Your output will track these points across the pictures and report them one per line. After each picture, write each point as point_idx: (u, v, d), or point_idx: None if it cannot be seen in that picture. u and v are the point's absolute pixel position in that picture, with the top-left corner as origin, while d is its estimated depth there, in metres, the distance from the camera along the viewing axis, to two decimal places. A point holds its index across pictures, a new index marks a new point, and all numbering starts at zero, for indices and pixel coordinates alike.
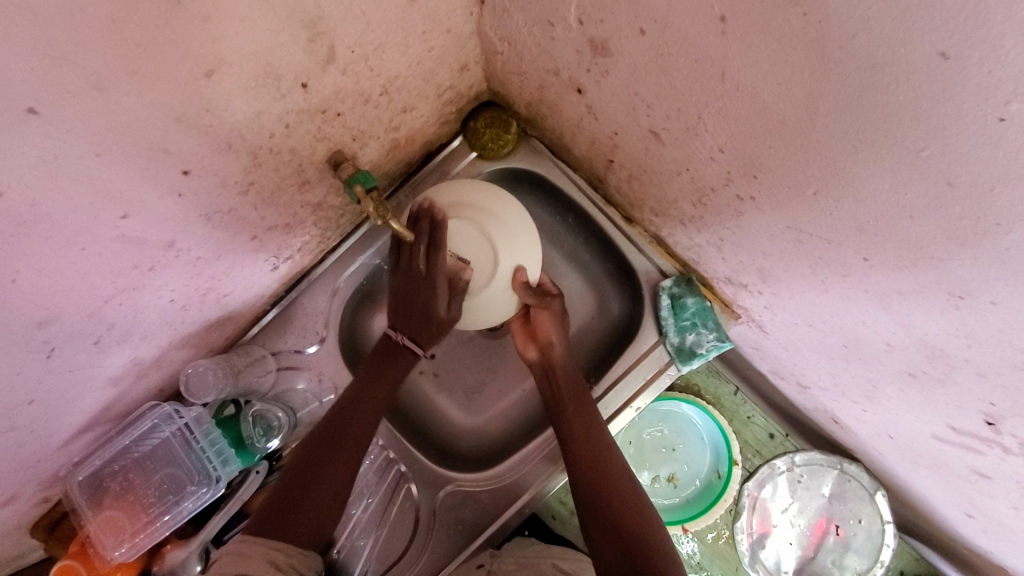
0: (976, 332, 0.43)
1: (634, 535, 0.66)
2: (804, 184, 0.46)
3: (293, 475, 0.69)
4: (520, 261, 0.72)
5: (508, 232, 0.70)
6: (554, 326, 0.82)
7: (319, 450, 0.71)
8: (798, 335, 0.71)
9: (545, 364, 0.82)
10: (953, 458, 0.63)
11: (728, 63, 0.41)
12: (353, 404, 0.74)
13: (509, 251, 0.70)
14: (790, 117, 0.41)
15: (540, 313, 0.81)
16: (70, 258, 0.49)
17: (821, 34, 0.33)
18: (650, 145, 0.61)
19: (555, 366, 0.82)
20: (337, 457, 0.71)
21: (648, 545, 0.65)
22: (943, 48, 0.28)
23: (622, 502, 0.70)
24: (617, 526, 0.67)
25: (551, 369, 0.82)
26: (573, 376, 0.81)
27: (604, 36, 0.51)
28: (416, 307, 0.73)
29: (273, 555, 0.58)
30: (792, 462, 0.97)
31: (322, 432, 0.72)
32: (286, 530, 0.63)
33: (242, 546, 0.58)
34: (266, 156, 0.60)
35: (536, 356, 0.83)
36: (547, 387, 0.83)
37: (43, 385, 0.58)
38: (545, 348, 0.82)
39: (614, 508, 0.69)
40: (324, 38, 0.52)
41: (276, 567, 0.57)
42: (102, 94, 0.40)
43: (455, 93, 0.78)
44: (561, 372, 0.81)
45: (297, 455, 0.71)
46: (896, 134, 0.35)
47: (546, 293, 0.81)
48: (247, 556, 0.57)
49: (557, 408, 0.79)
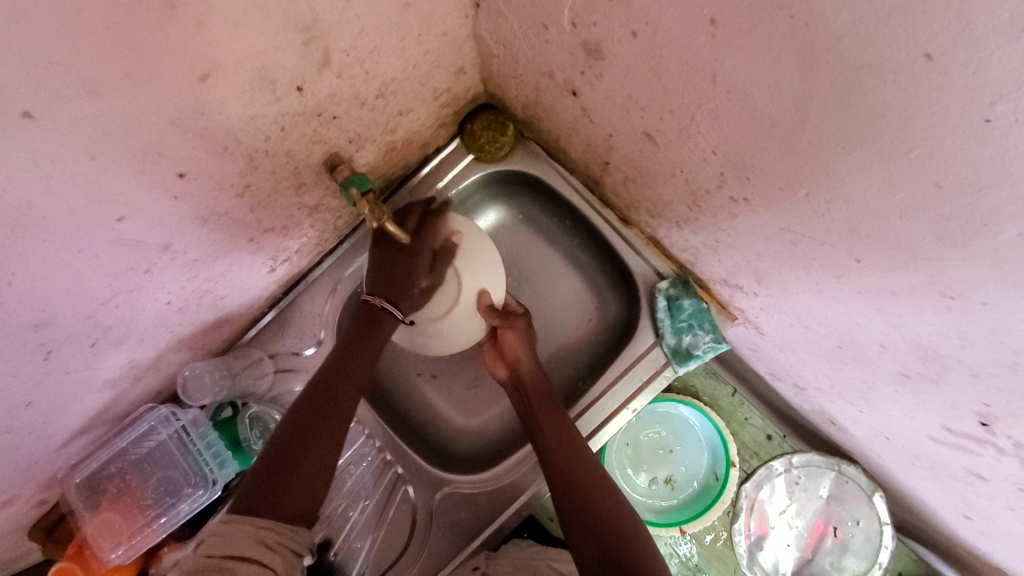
0: (968, 333, 0.43)
1: (619, 544, 0.65)
2: (797, 185, 0.46)
3: (272, 452, 0.63)
4: (482, 284, 0.75)
5: (469, 255, 0.74)
6: (520, 345, 0.83)
7: (297, 423, 0.66)
8: (794, 336, 0.71)
9: (517, 381, 0.83)
10: (948, 459, 0.63)
11: (719, 65, 0.41)
12: (335, 378, 0.71)
13: (473, 274, 0.74)
14: (780, 119, 0.41)
15: (507, 333, 0.82)
16: (66, 261, 0.49)
17: (808, 37, 0.33)
18: (645, 147, 0.61)
19: (524, 384, 0.82)
20: (323, 427, 0.67)
21: (635, 553, 0.63)
22: (928, 49, 0.29)
23: (609, 512, 0.69)
24: (601, 537, 0.66)
25: (523, 386, 0.82)
26: (546, 393, 0.81)
27: (598, 39, 0.51)
28: (398, 277, 0.73)
29: (265, 534, 0.55)
30: (789, 464, 0.96)
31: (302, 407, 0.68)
32: (273, 504, 0.58)
33: (226, 525, 0.55)
34: (262, 158, 0.60)
35: (505, 373, 0.84)
36: (518, 401, 0.83)
37: (40, 387, 0.58)
38: (514, 366, 0.83)
39: (599, 520, 0.68)
40: (318, 41, 0.52)
41: (265, 547, 0.54)
42: (97, 98, 0.40)
43: (451, 96, 0.78)
44: (533, 389, 0.82)
45: (275, 431, 0.67)
46: (885, 136, 0.35)
47: (510, 313, 0.82)
48: (227, 535, 0.54)
49: (533, 426, 0.79)
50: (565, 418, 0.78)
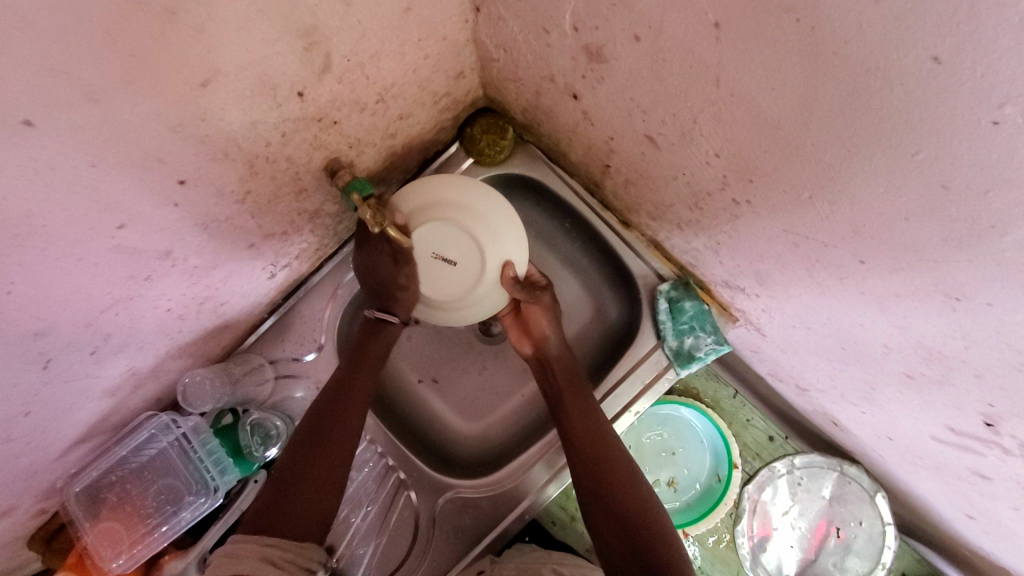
0: (974, 334, 0.43)
1: (651, 548, 0.63)
2: (800, 188, 0.46)
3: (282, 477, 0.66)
4: (506, 256, 0.73)
5: (491, 228, 0.72)
6: (546, 321, 0.82)
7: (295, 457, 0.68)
8: (796, 338, 0.72)
9: (544, 362, 0.82)
10: (952, 459, 0.63)
11: (723, 69, 0.41)
12: (323, 412, 0.72)
13: (494, 247, 0.72)
14: (785, 122, 0.41)
15: (531, 309, 0.82)
16: (66, 269, 0.48)
17: (814, 40, 0.33)
18: (646, 150, 0.61)
19: (555, 364, 0.82)
20: (325, 449, 0.69)
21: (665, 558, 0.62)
22: (936, 52, 0.29)
23: (644, 518, 0.67)
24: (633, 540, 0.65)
25: (552, 369, 0.81)
26: (574, 377, 0.80)
27: (599, 42, 0.51)
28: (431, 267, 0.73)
29: (268, 551, 0.57)
30: (792, 465, 0.97)
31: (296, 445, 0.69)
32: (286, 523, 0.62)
33: (236, 545, 0.57)
34: (262, 164, 0.60)
35: (530, 350, 0.84)
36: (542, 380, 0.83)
37: (40, 396, 0.57)
38: (539, 343, 0.82)
39: (633, 522, 0.67)
40: (320, 47, 0.52)
41: (271, 563, 0.56)
42: (98, 105, 0.40)
43: (451, 100, 0.78)
44: (561, 372, 0.81)
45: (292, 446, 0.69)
46: (891, 139, 0.35)
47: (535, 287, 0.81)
48: (238, 556, 0.56)
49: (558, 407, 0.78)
50: (592, 403, 0.77)
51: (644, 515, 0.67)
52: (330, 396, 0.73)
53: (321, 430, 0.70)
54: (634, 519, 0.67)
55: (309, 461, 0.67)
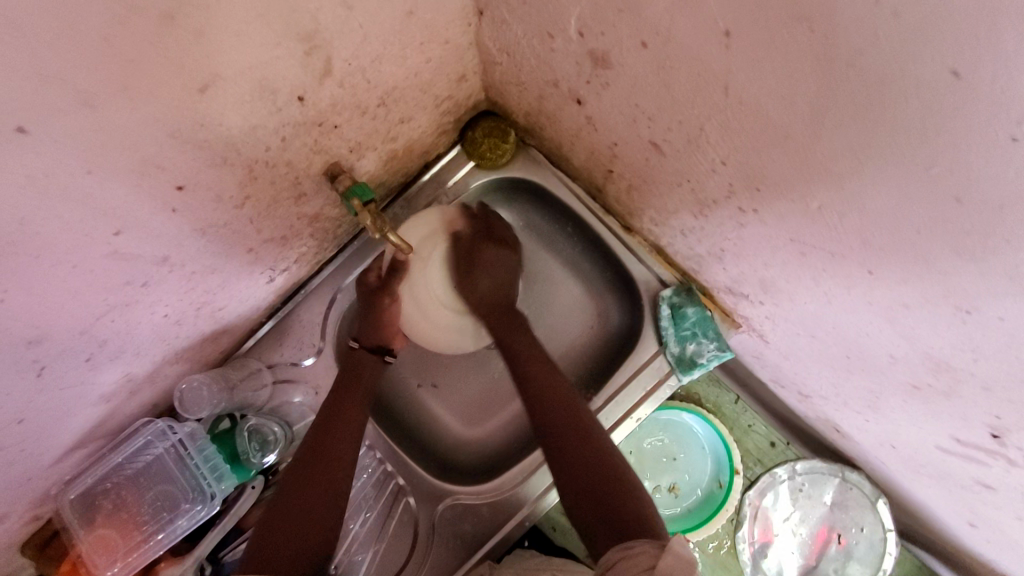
0: (983, 347, 0.43)
1: (614, 499, 0.63)
2: (809, 198, 0.45)
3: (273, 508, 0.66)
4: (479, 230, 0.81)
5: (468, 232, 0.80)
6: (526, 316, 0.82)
7: (298, 485, 0.67)
8: (800, 345, 0.71)
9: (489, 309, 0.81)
10: (956, 469, 0.63)
11: (732, 77, 0.41)
12: (322, 439, 0.71)
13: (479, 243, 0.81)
14: (795, 131, 0.40)
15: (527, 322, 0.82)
16: (61, 277, 0.48)
17: (829, 50, 0.33)
18: (651, 156, 0.60)
19: (495, 314, 0.81)
20: (314, 472, 0.68)
21: (630, 507, 0.61)
22: (955, 66, 0.28)
23: (608, 471, 0.66)
24: (597, 494, 0.64)
25: (492, 320, 0.81)
26: (510, 327, 0.80)
27: (605, 48, 0.50)
28: (443, 323, 0.82)
29: None
30: (793, 470, 0.97)
31: (297, 472, 0.68)
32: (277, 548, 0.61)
33: None
34: (262, 169, 0.59)
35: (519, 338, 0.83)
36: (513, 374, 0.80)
37: (33, 404, 0.56)
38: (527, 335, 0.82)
39: (595, 477, 0.65)
40: (320, 51, 0.51)
41: None
42: (93, 111, 0.39)
43: (452, 103, 0.78)
44: (497, 324, 0.81)
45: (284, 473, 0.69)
46: (905, 151, 0.34)
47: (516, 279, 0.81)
48: None
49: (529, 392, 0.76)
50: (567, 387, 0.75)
51: (604, 468, 0.66)
52: (320, 433, 0.71)
53: (324, 457, 0.70)
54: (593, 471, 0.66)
55: (316, 494, 0.67)
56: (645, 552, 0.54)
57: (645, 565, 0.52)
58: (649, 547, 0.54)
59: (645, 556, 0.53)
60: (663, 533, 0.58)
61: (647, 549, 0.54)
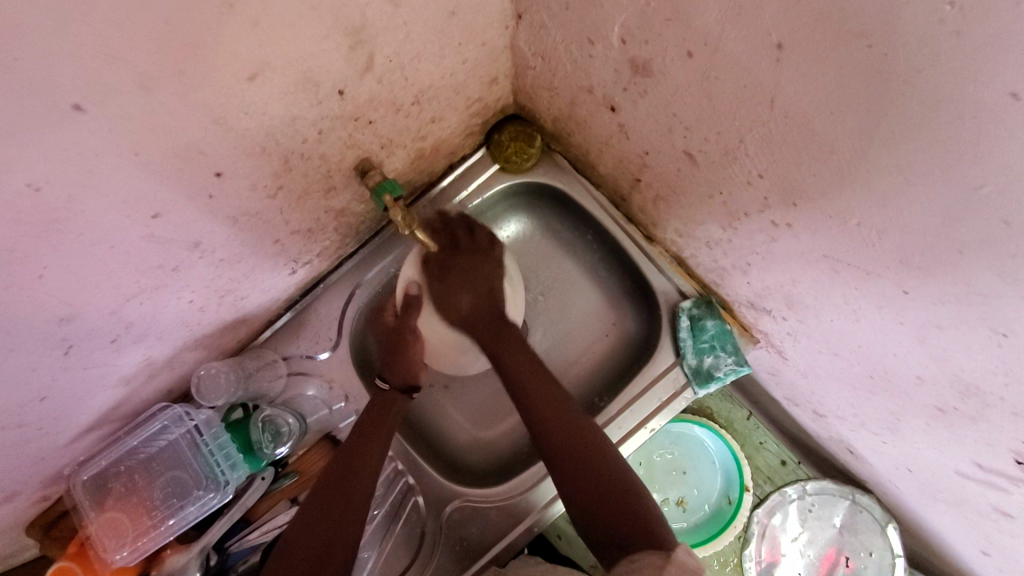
0: (1017, 371, 0.42)
1: (618, 514, 0.63)
2: (848, 214, 0.45)
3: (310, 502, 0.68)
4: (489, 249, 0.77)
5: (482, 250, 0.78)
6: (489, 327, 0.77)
7: (323, 502, 0.68)
8: (819, 363, 0.71)
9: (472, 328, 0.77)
10: (975, 495, 0.62)
11: (780, 90, 0.41)
12: (351, 455, 0.72)
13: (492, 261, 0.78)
14: (840, 147, 0.40)
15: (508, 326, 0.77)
16: (98, 256, 0.48)
17: (885, 66, 0.33)
18: (683, 166, 0.61)
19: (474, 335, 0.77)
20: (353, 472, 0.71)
21: (635, 522, 0.62)
22: (1016, 88, 0.28)
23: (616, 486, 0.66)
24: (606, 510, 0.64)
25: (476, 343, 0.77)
26: (498, 334, 0.77)
27: (647, 56, 0.51)
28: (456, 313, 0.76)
29: None
30: (803, 491, 0.96)
31: (322, 487, 0.69)
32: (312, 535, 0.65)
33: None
34: (296, 160, 0.59)
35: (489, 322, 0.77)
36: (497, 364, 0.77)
37: (57, 382, 0.57)
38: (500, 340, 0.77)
39: (601, 491, 0.66)
40: (364, 46, 0.52)
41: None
42: (146, 93, 0.39)
43: (483, 105, 0.78)
44: (484, 334, 0.77)
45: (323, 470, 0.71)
46: (958, 170, 0.34)
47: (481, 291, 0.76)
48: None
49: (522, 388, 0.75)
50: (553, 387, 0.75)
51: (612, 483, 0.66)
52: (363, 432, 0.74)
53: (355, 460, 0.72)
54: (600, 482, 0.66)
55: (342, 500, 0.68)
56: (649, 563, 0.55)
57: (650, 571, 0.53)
58: (655, 557, 0.55)
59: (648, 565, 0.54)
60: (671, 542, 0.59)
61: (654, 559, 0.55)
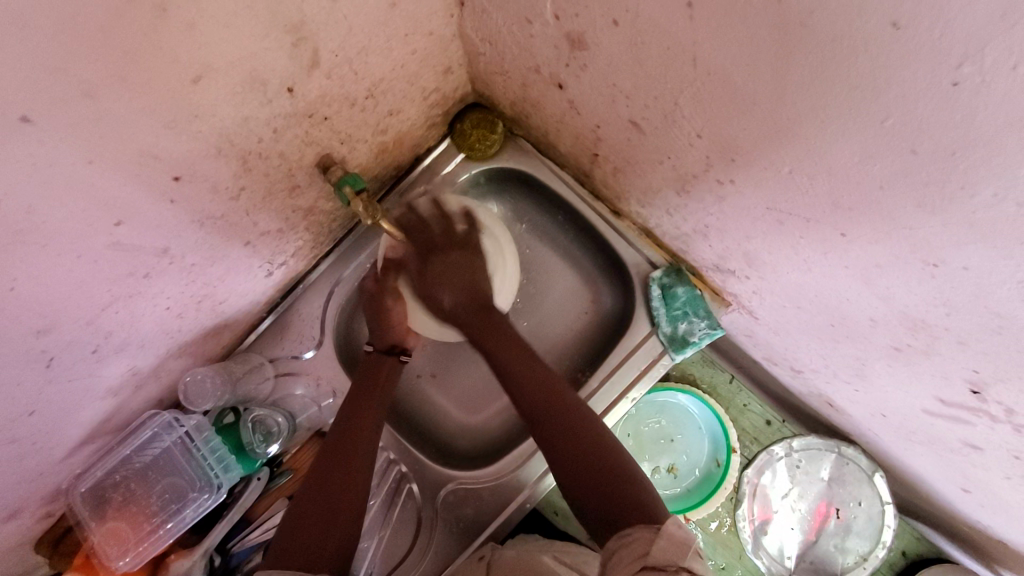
0: (953, 300, 0.44)
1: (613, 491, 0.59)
2: (780, 163, 0.47)
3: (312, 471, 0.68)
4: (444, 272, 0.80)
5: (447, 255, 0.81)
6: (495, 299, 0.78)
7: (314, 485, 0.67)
8: (786, 318, 0.73)
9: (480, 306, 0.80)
10: (943, 431, 0.64)
11: (698, 48, 0.43)
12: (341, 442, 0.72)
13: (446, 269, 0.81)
14: (761, 98, 0.42)
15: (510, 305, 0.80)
16: (66, 266, 0.49)
17: (782, 13, 0.34)
18: (631, 136, 0.62)
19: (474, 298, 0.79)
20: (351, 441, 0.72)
21: (629, 498, 0.58)
22: (895, 17, 0.30)
23: (618, 466, 0.62)
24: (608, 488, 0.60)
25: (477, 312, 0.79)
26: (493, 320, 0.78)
27: (580, 29, 0.52)
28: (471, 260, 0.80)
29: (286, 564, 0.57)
30: (789, 448, 0.98)
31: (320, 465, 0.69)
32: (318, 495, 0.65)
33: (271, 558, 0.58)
34: (256, 161, 0.61)
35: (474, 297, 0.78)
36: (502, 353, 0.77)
37: (43, 396, 0.58)
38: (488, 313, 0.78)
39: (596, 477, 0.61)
40: (307, 43, 0.53)
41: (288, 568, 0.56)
42: (92, 101, 0.41)
43: (440, 95, 0.80)
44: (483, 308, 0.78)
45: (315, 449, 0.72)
46: (861, 108, 0.36)
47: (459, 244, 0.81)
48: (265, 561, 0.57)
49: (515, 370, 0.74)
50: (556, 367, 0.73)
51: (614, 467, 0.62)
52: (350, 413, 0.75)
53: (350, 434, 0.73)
54: (597, 466, 0.62)
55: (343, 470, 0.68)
56: (641, 538, 0.52)
57: (640, 549, 0.51)
58: (646, 531, 0.53)
59: (641, 543, 0.52)
60: (662, 514, 0.55)
61: (644, 533, 0.52)
